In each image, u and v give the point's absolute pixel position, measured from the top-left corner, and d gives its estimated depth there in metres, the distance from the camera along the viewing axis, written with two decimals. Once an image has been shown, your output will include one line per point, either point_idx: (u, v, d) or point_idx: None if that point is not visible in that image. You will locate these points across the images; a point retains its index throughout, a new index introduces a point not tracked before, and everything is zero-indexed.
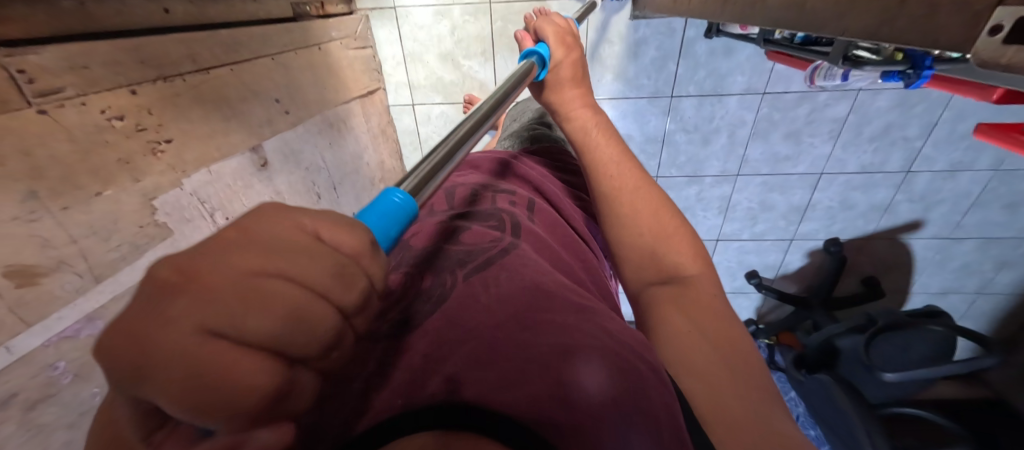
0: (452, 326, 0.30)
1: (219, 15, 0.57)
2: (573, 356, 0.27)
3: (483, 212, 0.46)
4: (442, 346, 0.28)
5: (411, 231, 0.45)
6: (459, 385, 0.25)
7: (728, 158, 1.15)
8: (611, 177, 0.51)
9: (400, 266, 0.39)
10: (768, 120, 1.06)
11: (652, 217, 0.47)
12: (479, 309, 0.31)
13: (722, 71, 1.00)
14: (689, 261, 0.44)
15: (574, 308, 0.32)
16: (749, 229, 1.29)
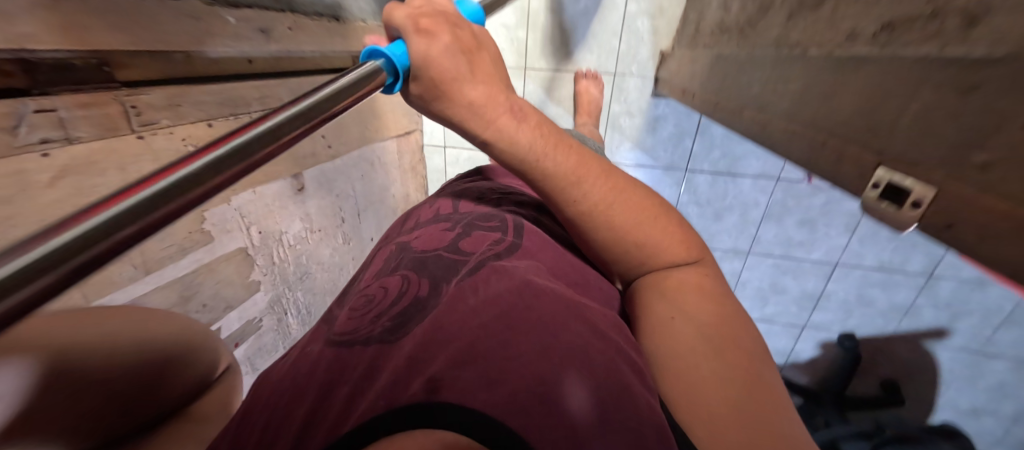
0: (437, 324, 0.28)
1: (291, 65, 0.69)
2: (566, 359, 0.25)
3: (485, 219, 0.44)
4: (426, 345, 0.26)
5: (409, 239, 0.43)
6: (441, 386, 0.22)
7: (739, 235, 1.16)
8: (558, 161, 0.37)
9: (398, 269, 0.37)
10: (782, 205, 1.08)
11: (632, 213, 0.37)
12: (470, 307, 0.29)
13: (737, 153, 1.05)
14: (682, 255, 0.36)
15: (572, 309, 0.29)
16: (759, 309, 1.26)
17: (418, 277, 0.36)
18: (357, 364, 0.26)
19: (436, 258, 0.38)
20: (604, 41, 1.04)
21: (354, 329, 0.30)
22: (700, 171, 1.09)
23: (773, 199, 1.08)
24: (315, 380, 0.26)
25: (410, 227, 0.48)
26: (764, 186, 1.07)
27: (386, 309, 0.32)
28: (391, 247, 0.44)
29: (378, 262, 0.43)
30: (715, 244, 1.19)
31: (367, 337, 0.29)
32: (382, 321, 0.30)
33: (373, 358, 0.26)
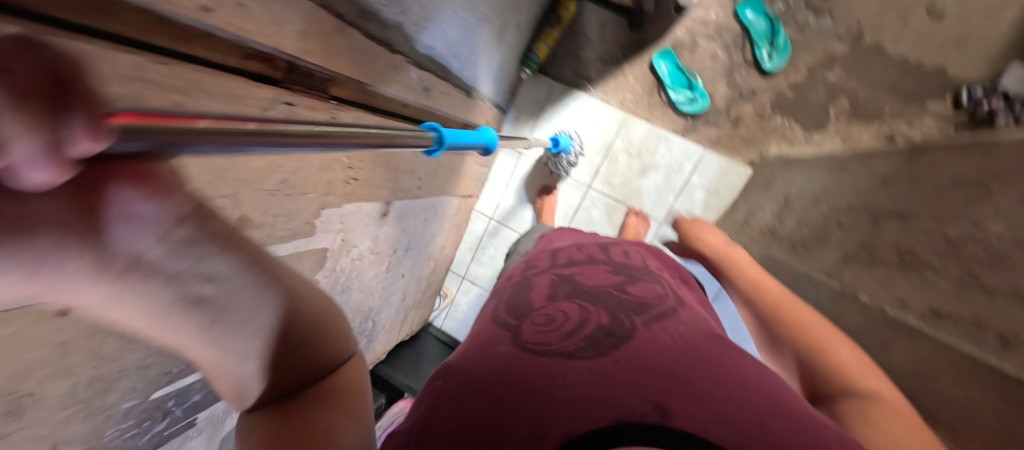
0: (635, 360, 0.42)
1: (427, 117, 0.81)
2: (749, 404, 0.38)
3: (638, 272, 0.58)
4: (634, 378, 0.39)
5: (570, 272, 0.58)
6: (664, 414, 0.36)
7: None
8: (773, 300, 0.65)
9: (574, 297, 0.52)
10: None
11: (822, 334, 0.56)
12: (657, 353, 0.43)
13: None
14: (869, 379, 0.50)
15: (732, 369, 0.43)
16: None
17: (598, 309, 0.49)
18: (585, 377, 0.40)
19: (609, 294, 0.52)
20: (663, 194, 1.21)
21: (564, 349, 0.44)
22: None
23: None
24: (556, 383, 0.39)
25: (561, 263, 0.62)
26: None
27: (573, 330, 0.46)
28: (550, 277, 0.58)
29: (540, 288, 0.56)
30: None
31: (573, 354, 0.43)
32: (578, 342, 0.44)
33: (596, 371, 0.40)
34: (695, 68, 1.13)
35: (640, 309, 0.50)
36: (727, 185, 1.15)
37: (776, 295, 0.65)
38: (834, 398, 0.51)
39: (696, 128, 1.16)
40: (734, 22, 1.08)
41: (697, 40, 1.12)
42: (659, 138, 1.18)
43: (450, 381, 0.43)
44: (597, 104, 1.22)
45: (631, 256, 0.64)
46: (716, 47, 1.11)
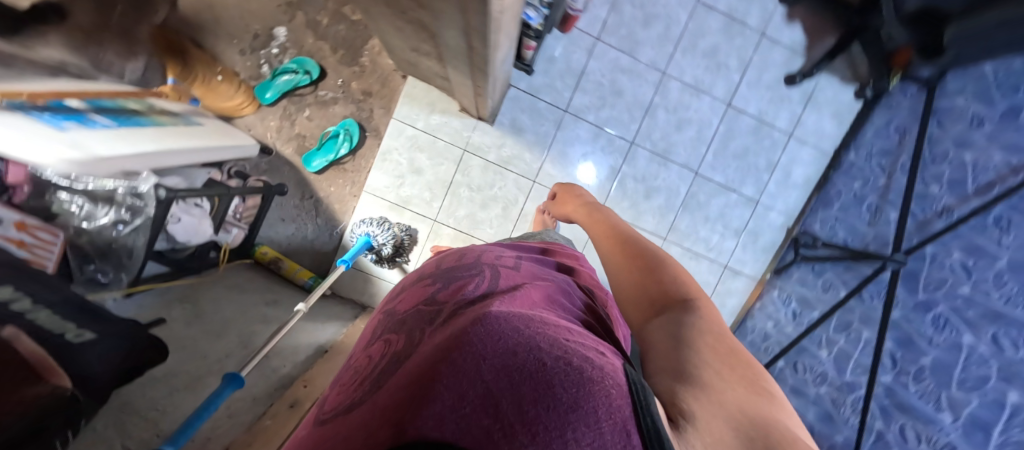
0: (408, 373, 0.32)
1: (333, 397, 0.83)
2: (530, 355, 0.28)
3: (460, 276, 0.58)
4: (402, 388, 0.28)
5: (401, 314, 0.55)
6: (410, 408, 0.23)
7: (644, 75, 1.31)
8: (596, 237, 0.70)
9: (382, 345, 0.48)
10: (627, 39, 1.29)
11: (616, 256, 0.60)
12: (433, 348, 0.32)
13: (565, 66, 1.28)
14: (634, 281, 0.53)
15: (527, 319, 0.34)
16: (731, 70, 1.32)
17: (393, 347, 0.45)
18: (359, 417, 0.29)
19: (421, 324, 0.47)
20: (439, 151, 1.28)
21: (360, 400, 0.34)
22: (565, 104, 1.30)
23: (606, 53, 1.28)
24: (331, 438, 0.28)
25: (400, 306, 0.59)
26: (594, 57, 1.28)
27: (376, 381, 0.38)
28: (386, 326, 0.55)
29: (375, 343, 0.51)
30: (638, 104, 1.32)
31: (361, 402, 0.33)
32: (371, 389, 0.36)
33: (369, 406, 0.30)
34: (320, 133, 1.27)
35: (451, 315, 0.44)
36: (425, 96, 1.25)
37: (602, 228, 0.70)
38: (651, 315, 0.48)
39: (375, 128, 1.27)
40: (277, 105, 1.25)
41: (295, 135, 1.27)
42: (383, 162, 1.27)
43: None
44: (356, 217, 1.30)
45: (461, 260, 0.66)
46: (302, 117, 1.27)
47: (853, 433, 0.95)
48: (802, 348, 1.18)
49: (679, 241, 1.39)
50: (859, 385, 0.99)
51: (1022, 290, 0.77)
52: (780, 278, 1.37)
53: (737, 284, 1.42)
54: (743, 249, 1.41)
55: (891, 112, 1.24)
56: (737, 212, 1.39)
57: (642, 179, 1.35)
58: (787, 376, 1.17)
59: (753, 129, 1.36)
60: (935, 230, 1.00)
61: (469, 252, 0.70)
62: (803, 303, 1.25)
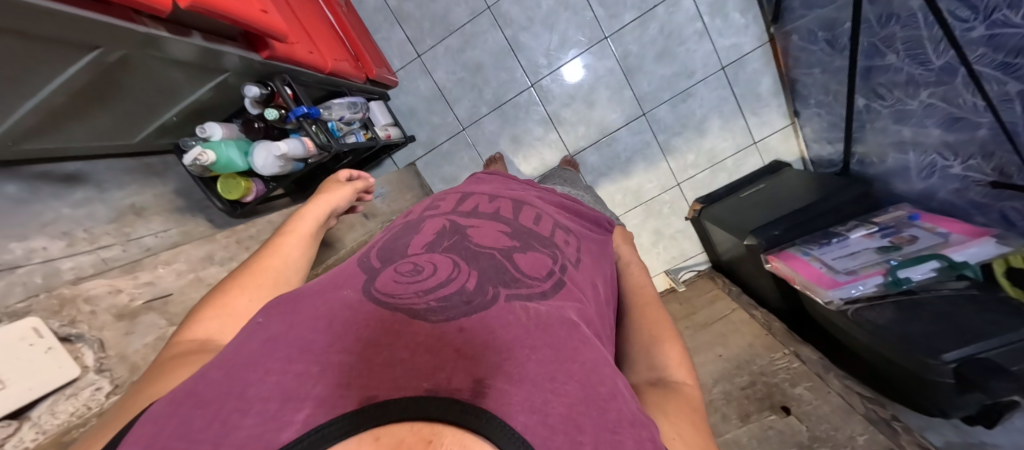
0: (495, 326, 0.32)
1: None
2: (598, 401, 0.29)
3: (536, 239, 0.51)
4: (476, 348, 0.30)
5: (465, 225, 0.49)
6: (488, 392, 0.25)
7: (477, 31, 1.17)
8: (631, 275, 0.73)
9: (450, 237, 0.46)
10: (435, 26, 1.18)
11: (643, 307, 0.64)
12: (512, 327, 0.33)
13: (425, 102, 1.24)
14: (649, 334, 0.58)
15: (597, 351, 0.35)
16: None
17: (458, 255, 0.42)
18: (420, 342, 0.29)
19: (490, 259, 0.42)
20: None
21: (431, 312, 0.33)
22: (457, 124, 1.25)
23: (436, 54, 1.20)
24: (385, 341, 0.29)
25: (462, 211, 0.53)
26: (432, 71, 1.21)
27: (433, 286, 0.36)
28: (443, 223, 0.49)
29: (426, 231, 0.47)
30: (501, 53, 1.19)
31: (426, 315, 0.33)
32: (433, 302, 0.34)
33: (434, 336, 0.30)
34: None
35: (527, 278, 0.41)
36: None
37: (639, 271, 0.74)
38: (652, 374, 0.52)
39: None
40: None
41: None
42: None
43: (269, 319, 0.32)
44: None
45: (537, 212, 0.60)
46: None
47: (991, 117, 0.70)
48: (867, 69, 0.90)
49: (659, 100, 1.21)
50: (957, 61, 0.72)
51: None
52: (786, 20, 1.06)
53: (752, 67, 1.16)
54: (722, 36, 1.14)
55: None
56: (680, 17, 1.13)
57: (573, 98, 1.22)
58: (879, 110, 0.91)
59: None
60: None
61: (544, 205, 0.65)
62: (828, 26, 0.95)
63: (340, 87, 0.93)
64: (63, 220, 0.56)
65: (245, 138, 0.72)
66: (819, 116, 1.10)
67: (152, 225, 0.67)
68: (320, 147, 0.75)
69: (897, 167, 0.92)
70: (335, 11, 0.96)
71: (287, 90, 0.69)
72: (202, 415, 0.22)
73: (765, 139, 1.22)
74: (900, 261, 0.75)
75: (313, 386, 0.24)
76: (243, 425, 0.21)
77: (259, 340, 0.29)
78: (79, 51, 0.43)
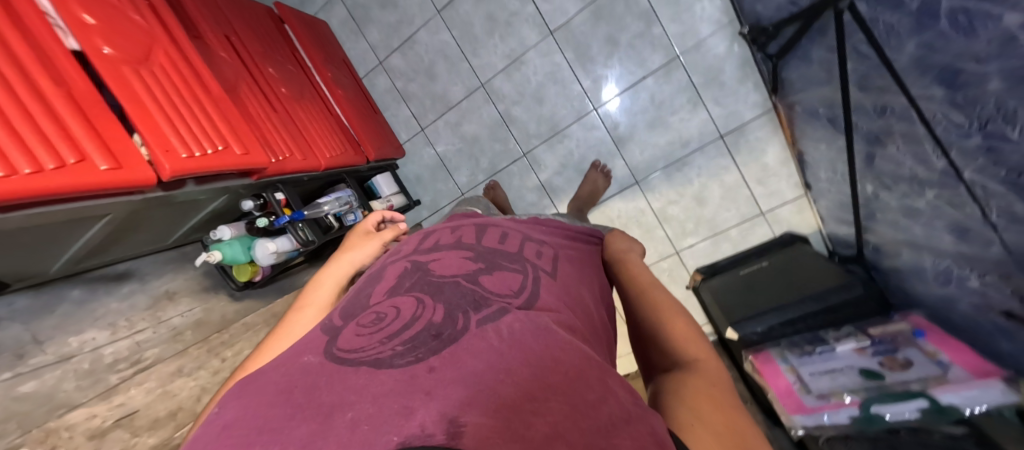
0: (470, 364, 0.22)
1: None
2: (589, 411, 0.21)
3: (505, 257, 0.40)
4: (454, 380, 0.21)
5: (427, 260, 0.38)
6: (466, 430, 0.16)
7: (473, 105, 1.25)
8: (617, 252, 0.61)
9: (418, 270, 0.36)
10: (436, 101, 1.28)
11: (640, 289, 0.52)
12: (486, 353, 0.24)
13: (430, 169, 1.35)
14: (662, 315, 0.46)
15: (583, 352, 0.26)
16: (521, 12, 1.14)
17: (424, 291, 0.31)
18: (387, 391, 0.20)
19: (454, 287, 0.32)
20: None
21: (389, 360, 0.24)
22: (457, 190, 1.34)
23: (437, 128, 1.30)
24: (350, 397, 0.20)
25: (426, 248, 0.42)
26: (435, 142, 1.32)
27: (398, 330, 0.27)
28: (404, 264, 0.38)
29: (386, 279, 0.36)
30: (495, 125, 1.25)
31: (389, 362, 0.23)
32: (398, 345, 0.25)
33: (402, 382, 0.21)
34: None
35: (505, 296, 0.32)
36: None
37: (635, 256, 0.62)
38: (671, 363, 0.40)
39: None
40: None
41: None
42: None
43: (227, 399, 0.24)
44: None
45: (505, 225, 0.49)
46: None
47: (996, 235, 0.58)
48: (870, 156, 0.80)
49: (652, 169, 1.17)
50: (954, 171, 0.61)
51: None
52: (787, 90, 0.98)
53: (756, 135, 1.08)
54: (720, 103, 1.08)
55: None
56: (670, 87, 1.10)
57: (564, 166, 1.22)
58: (888, 200, 0.80)
59: (593, 18, 1.10)
60: None
61: (519, 223, 0.54)
62: (828, 104, 0.85)
63: (339, 175, 1.07)
64: (111, 312, 0.75)
65: (251, 235, 0.88)
66: (830, 191, 0.98)
67: (180, 306, 0.86)
68: (304, 242, 0.88)
69: (912, 265, 0.80)
70: (341, 106, 1.14)
71: (275, 201, 0.84)
72: None
73: (775, 210, 1.12)
74: (884, 394, 0.66)
75: None
76: None
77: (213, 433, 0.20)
78: (92, 221, 0.60)
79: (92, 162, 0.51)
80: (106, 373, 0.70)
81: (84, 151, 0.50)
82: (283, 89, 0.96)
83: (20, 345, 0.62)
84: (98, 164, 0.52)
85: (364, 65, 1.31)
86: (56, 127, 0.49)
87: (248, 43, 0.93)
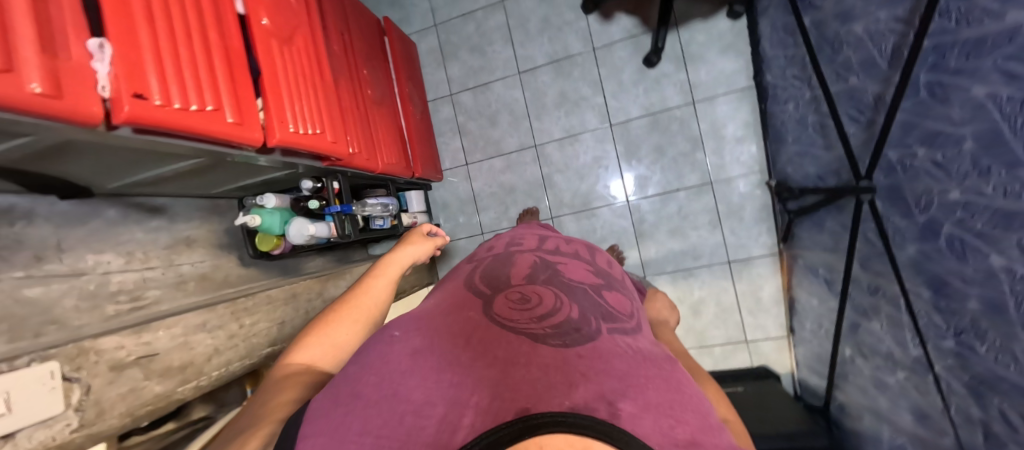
0: (612, 361, 0.28)
1: None
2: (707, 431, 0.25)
3: (615, 281, 0.45)
4: (602, 371, 0.26)
5: (554, 261, 0.44)
6: (622, 416, 0.22)
7: (520, 160, 1.35)
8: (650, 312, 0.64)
9: (546, 266, 0.42)
10: (489, 144, 1.38)
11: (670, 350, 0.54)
12: (622, 359, 0.29)
13: (460, 200, 1.41)
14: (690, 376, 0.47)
15: (695, 385, 0.31)
16: (590, 99, 1.28)
17: (559, 288, 0.37)
18: (548, 363, 0.26)
19: (585, 294, 0.37)
20: None
21: (547, 338, 0.29)
22: (479, 228, 1.39)
23: (480, 167, 1.39)
24: (521, 359, 0.27)
25: (548, 249, 0.48)
26: (474, 178, 1.40)
27: (546, 314, 0.32)
28: (533, 257, 0.44)
29: (519, 265, 0.42)
30: (534, 183, 1.34)
31: (544, 339, 0.29)
32: (548, 328, 0.31)
33: (558, 359, 0.27)
34: None
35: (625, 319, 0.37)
36: None
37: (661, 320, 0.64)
38: None
39: None
40: None
41: None
42: None
43: (407, 333, 0.32)
44: None
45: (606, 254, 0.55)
46: None
47: (949, 428, 0.67)
48: (855, 324, 0.91)
49: (661, 269, 1.26)
50: (927, 362, 0.71)
51: (1011, 173, 0.52)
52: (795, 243, 1.11)
53: (758, 271, 1.20)
54: (735, 234, 1.21)
55: (770, 14, 1.05)
56: (698, 206, 1.23)
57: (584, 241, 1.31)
58: (861, 367, 0.90)
59: (650, 126, 1.24)
60: (880, 128, 0.75)
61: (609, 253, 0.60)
62: (828, 267, 0.98)
63: (385, 181, 1.13)
64: (133, 241, 0.74)
65: (292, 211, 0.90)
66: (811, 342, 1.09)
67: (193, 255, 0.85)
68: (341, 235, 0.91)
69: (869, 432, 0.88)
70: (408, 120, 1.21)
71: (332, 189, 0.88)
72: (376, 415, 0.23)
73: (757, 342, 1.21)
74: None
75: (470, 395, 0.23)
76: (424, 427, 0.21)
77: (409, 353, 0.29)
78: (183, 157, 0.62)
79: (223, 113, 0.55)
80: (104, 301, 0.67)
81: (221, 101, 0.54)
82: (369, 91, 1.02)
83: (44, 247, 0.61)
84: (226, 116, 0.55)
85: (434, 91, 1.41)
86: (208, 76, 0.53)
87: (356, 46, 1.00)
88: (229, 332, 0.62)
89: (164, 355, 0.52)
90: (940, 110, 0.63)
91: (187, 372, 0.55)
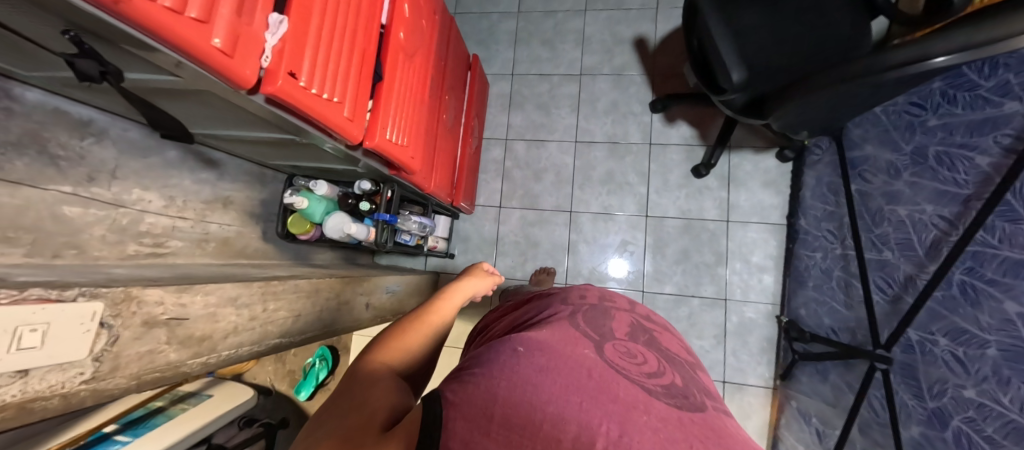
0: (718, 431, 0.31)
1: None
2: None
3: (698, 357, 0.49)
4: (713, 441, 0.30)
5: (649, 325, 0.48)
6: None
7: (552, 220, 1.38)
8: None
9: (641, 327, 0.46)
10: (527, 196, 1.41)
11: None
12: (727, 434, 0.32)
13: (483, 238, 1.42)
14: None
15: None
16: (635, 187, 1.34)
17: (660, 354, 0.41)
18: (665, 417, 0.30)
19: (683, 366, 0.41)
20: None
21: (660, 395, 0.33)
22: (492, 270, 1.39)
23: (512, 213, 1.41)
24: (642, 407, 0.31)
25: (641, 310, 0.52)
26: (502, 222, 1.41)
27: (657, 376, 0.36)
28: (629, 316, 0.48)
29: (620, 320, 0.46)
30: (559, 246, 1.36)
31: (658, 396, 0.33)
32: (659, 387, 0.35)
33: (673, 417, 0.31)
34: (304, 365, 1.34)
35: (717, 399, 0.40)
36: None
37: None
38: None
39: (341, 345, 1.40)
40: None
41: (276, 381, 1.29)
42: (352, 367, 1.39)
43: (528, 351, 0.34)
44: None
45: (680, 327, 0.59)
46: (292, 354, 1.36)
47: None
48: None
49: None
50: None
51: None
52: (791, 383, 1.13)
53: (749, 399, 1.20)
54: (736, 355, 1.23)
55: (817, 169, 1.16)
56: (708, 318, 1.25)
57: None
58: None
59: (683, 230, 1.30)
60: (907, 308, 0.80)
61: None
62: (824, 420, 1.00)
63: (424, 200, 1.13)
64: (179, 187, 0.72)
65: (337, 204, 0.89)
66: None
67: (224, 216, 0.81)
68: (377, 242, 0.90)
69: None
70: (463, 151, 1.25)
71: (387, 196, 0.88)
72: (521, 416, 0.27)
73: None
74: None
75: (602, 424, 0.28)
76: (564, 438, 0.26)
77: (540, 366, 0.32)
78: (276, 129, 0.62)
79: (342, 106, 0.56)
80: (129, 239, 0.63)
81: (346, 95, 0.56)
82: (444, 116, 1.05)
83: (100, 169, 0.59)
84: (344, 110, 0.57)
85: (492, 131, 1.47)
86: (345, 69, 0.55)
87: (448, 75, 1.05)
88: (250, 314, 0.58)
89: (190, 323, 0.49)
90: (968, 311, 0.68)
91: (203, 346, 0.51)
